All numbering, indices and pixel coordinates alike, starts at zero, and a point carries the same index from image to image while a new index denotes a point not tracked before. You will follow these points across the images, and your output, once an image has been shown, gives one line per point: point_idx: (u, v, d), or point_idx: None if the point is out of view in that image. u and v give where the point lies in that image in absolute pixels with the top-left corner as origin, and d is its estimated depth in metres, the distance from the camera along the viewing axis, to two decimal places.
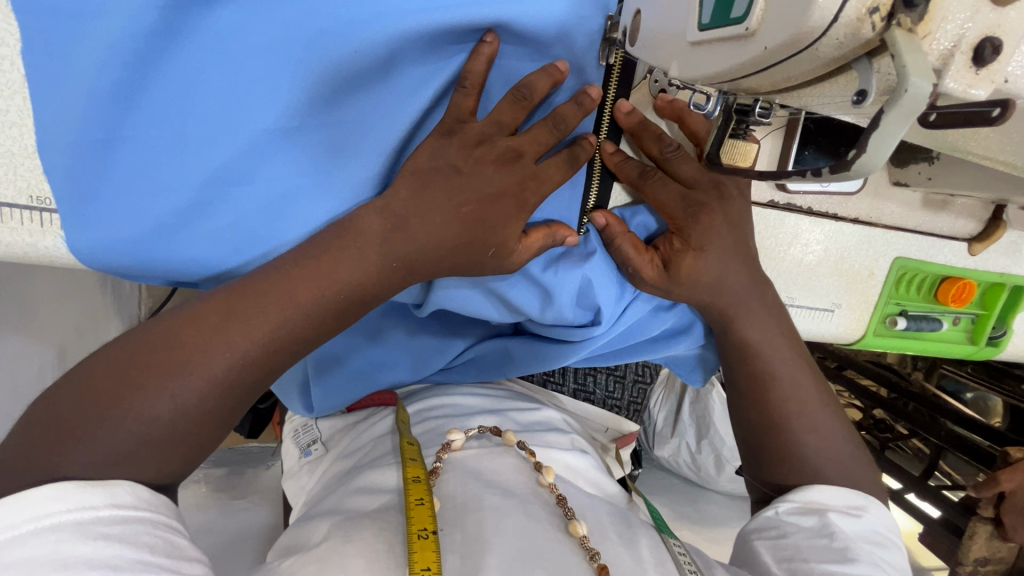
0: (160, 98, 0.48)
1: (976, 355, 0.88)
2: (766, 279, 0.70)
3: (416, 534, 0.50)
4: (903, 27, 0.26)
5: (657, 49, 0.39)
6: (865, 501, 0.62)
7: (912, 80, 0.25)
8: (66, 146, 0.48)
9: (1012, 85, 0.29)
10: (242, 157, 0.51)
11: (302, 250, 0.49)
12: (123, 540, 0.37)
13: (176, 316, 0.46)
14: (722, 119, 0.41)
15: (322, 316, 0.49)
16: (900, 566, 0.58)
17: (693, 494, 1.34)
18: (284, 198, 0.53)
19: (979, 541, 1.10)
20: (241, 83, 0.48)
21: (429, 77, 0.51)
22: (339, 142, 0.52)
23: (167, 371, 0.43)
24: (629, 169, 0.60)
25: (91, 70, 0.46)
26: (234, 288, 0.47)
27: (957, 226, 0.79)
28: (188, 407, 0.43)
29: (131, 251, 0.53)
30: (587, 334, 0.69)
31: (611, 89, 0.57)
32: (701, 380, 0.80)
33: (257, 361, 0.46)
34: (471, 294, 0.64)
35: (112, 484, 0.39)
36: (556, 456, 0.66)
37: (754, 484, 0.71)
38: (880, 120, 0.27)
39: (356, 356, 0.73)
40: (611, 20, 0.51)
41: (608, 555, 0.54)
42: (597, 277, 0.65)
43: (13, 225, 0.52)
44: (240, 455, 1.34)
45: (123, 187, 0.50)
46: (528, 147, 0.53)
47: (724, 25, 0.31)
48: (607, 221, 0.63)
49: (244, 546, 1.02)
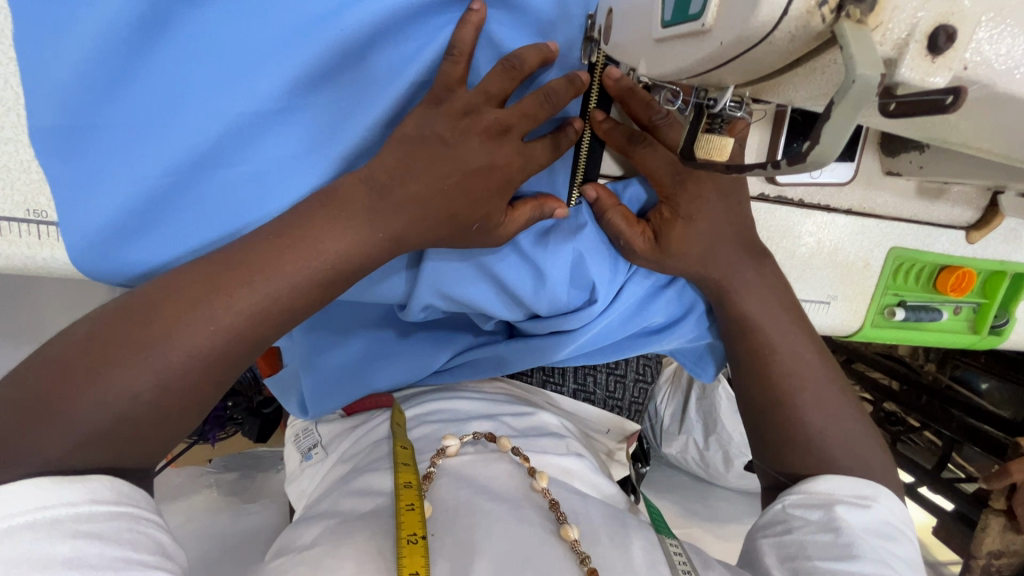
0: (145, 87, 0.49)
1: (979, 344, 0.87)
2: (762, 251, 0.70)
3: (406, 538, 0.51)
4: (852, 19, 0.26)
5: (626, 36, 0.39)
6: (875, 491, 0.61)
7: (859, 71, 0.25)
8: (54, 136, 0.50)
9: (971, 73, 0.29)
10: (227, 143, 0.52)
11: (286, 222, 0.50)
12: (103, 537, 0.39)
13: (156, 289, 0.47)
14: (694, 114, 0.41)
15: (307, 291, 0.50)
16: (911, 559, 0.58)
17: (702, 491, 1.34)
18: (270, 186, 0.54)
19: (992, 534, 1.08)
20: (224, 70, 0.50)
21: (409, 62, 0.52)
22: (323, 127, 0.53)
23: (145, 346, 0.44)
24: (617, 135, 0.59)
25: (78, 61, 0.48)
26: (216, 263, 0.48)
27: (955, 214, 0.78)
28: (167, 381, 0.44)
29: (117, 238, 0.53)
30: (579, 319, 0.69)
31: (595, 77, 0.57)
32: (712, 374, 0.80)
33: (238, 335, 0.47)
34: (462, 269, 0.64)
35: (88, 478, 0.40)
36: (550, 460, 0.67)
37: (765, 472, 0.70)
38: (831, 112, 0.27)
39: (348, 350, 0.75)
40: (593, 18, 0.53)
41: (599, 558, 0.54)
42: (589, 248, 0.65)
43: (12, 238, 0.54)
44: (250, 460, 1.38)
45: (109, 176, 0.51)
46: (515, 121, 0.53)
47: (684, 21, 0.31)
48: (597, 194, 0.62)
49: (251, 548, 1.03)
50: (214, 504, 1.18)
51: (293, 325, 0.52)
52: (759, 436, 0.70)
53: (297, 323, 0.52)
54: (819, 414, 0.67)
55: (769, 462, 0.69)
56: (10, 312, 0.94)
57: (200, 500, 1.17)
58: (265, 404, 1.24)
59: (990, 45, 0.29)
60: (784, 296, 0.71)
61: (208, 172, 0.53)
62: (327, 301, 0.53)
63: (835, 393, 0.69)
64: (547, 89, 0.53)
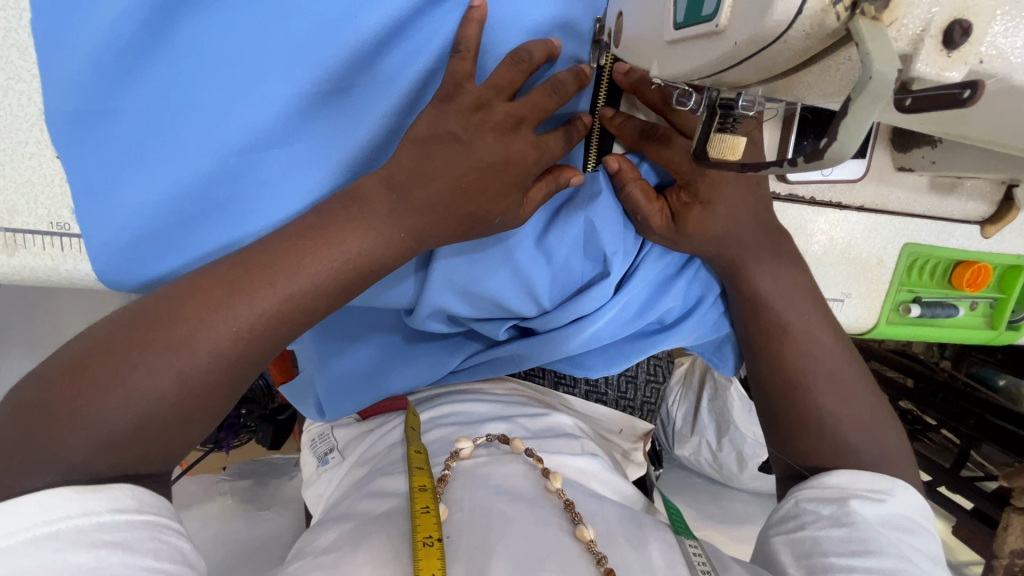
0: (152, 98, 0.51)
1: (996, 340, 0.86)
2: (780, 230, 0.70)
3: (421, 541, 0.51)
4: (868, 15, 0.26)
5: (639, 42, 0.40)
6: (889, 485, 0.60)
7: (876, 67, 0.25)
8: (69, 138, 0.51)
9: (987, 66, 0.29)
10: (234, 144, 0.53)
11: (309, 222, 0.51)
12: (126, 547, 0.39)
13: (177, 289, 0.47)
14: (707, 114, 0.41)
15: (330, 286, 0.50)
16: (931, 551, 0.57)
17: (716, 493, 1.33)
18: (286, 190, 0.55)
19: (1015, 532, 1.05)
20: (229, 77, 0.51)
21: (416, 54, 0.53)
22: (332, 128, 0.54)
23: (169, 346, 0.44)
24: (629, 128, 0.59)
25: (86, 73, 0.49)
26: (237, 264, 0.48)
27: (969, 209, 0.78)
28: (191, 381, 0.45)
29: (137, 241, 0.55)
30: (594, 293, 0.67)
31: (600, 100, 0.60)
32: (733, 368, 0.79)
33: (261, 333, 0.48)
34: (473, 255, 0.64)
35: (112, 488, 0.41)
36: (566, 462, 0.67)
37: (780, 460, 0.71)
38: (849, 107, 0.27)
39: (359, 335, 0.76)
40: (599, 23, 0.55)
41: (616, 558, 0.54)
42: (602, 219, 0.63)
43: (35, 250, 0.55)
44: (263, 466, 1.39)
45: (128, 188, 0.53)
46: (528, 112, 0.53)
47: (697, 22, 0.32)
48: (619, 166, 0.60)
49: (266, 555, 1.04)
50: (230, 512, 1.20)
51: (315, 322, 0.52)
52: (773, 427, 0.71)
53: (322, 318, 0.52)
54: (833, 397, 0.68)
55: (785, 451, 0.69)
56: (32, 318, 0.98)
57: (216, 507, 1.19)
58: (278, 410, 1.25)
59: (1006, 38, 0.29)
60: (805, 284, 0.71)
61: (217, 175, 0.54)
62: (350, 298, 0.53)
63: (848, 388, 0.68)
64: (556, 82, 0.54)
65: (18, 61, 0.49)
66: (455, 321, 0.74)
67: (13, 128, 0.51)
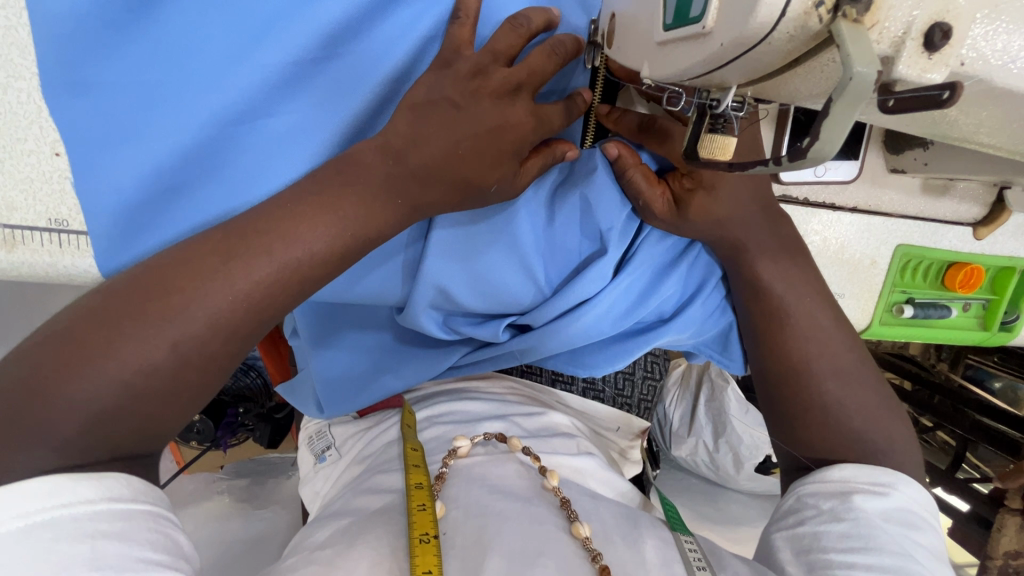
0: (144, 71, 0.51)
1: (989, 341, 0.87)
2: (780, 216, 0.70)
3: (417, 538, 0.51)
4: (849, 18, 0.27)
5: (630, 41, 0.41)
6: (893, 479, 0.61)
7: (856, 69, 0.26)
8: (60, 112, 0.51)
9: (967, 69, 0.30)
10: (226, 116, 0.53)
11: (304, 188, 0.51)
12: (123, 536, 0.40)
13: (170, 259, 0.47)
14: (697, 115, 0.42)
15: (325, 258, 0.51)
16: (934, 547, 0.58)
17: (713, 494, 1.33)
18: (277, 163, 0.55)
19: (1009, 534, 1.05)
20: (221, 49, 0.51)
21: (408, 30, 0.53)
22: (321, 100, 0.54)
23: (162, 315, 0.45)
24: (628, 123, 0.60)
25: (77, 45, 0.49)
26: (231, 233, 0.49)
27: (961, 210, 0.78)
28: (186, 350, 0.46)
29: (130, 215, 0.55)
30: (593, 270, 0.66)
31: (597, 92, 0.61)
32: (742, 366, 0.78)
33: (256, 303, 0.48)
34: (470, 233, 0.64)
35: (107, 476, 0.42)
36: (561, 461, 0.68)
37: (784, 449, 0.72)
38: (830, 108, 0.28)
39: (356, 324, 0.76)
40: (593, 24, 0.56)
41: (611, 555, 0.54)
42: (598, 197, 0.63)
43: (34, 247, 0.56)
44: (260, 466, 1.37)
45: (118, 163, 0.53)
46: (525, 73, 0.52)
47: (684, 24, 0.32)
48: (619, 152, 0.60)
49: (263, 554, 1.05)
50: (227, 511, 1.21)
51: (311, 294, 0.53)
52: (777, 418, 0.71)
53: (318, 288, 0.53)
54: (832, 388, 0.68)
55: (791, 443, 0.70)
56: (31, 316, 0.99)
57: (214, 506, 1.20)
58: (275, 409, 1.24)
59: (986, 41, 0.30)
60: (806, 278, 0.71)
61: (210, 146, 0.54)
62: (345, 270, 0.54)
63: (842, 384, 0.69)
64: (556, 43, 0.53)
65: (18, 58, 0.50)
66: (454, 332, 0.73)
67: (13, 123, 0.52)
